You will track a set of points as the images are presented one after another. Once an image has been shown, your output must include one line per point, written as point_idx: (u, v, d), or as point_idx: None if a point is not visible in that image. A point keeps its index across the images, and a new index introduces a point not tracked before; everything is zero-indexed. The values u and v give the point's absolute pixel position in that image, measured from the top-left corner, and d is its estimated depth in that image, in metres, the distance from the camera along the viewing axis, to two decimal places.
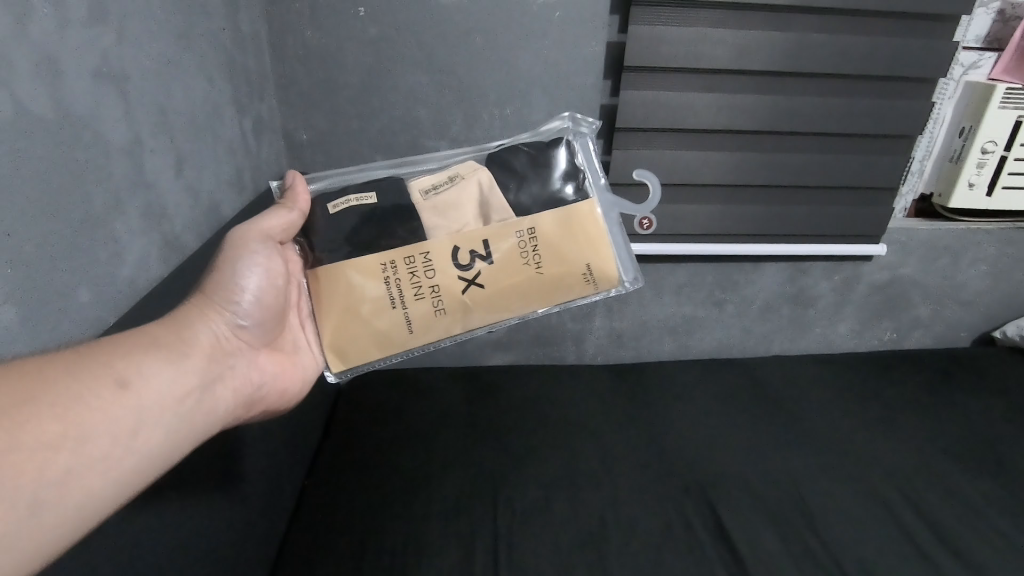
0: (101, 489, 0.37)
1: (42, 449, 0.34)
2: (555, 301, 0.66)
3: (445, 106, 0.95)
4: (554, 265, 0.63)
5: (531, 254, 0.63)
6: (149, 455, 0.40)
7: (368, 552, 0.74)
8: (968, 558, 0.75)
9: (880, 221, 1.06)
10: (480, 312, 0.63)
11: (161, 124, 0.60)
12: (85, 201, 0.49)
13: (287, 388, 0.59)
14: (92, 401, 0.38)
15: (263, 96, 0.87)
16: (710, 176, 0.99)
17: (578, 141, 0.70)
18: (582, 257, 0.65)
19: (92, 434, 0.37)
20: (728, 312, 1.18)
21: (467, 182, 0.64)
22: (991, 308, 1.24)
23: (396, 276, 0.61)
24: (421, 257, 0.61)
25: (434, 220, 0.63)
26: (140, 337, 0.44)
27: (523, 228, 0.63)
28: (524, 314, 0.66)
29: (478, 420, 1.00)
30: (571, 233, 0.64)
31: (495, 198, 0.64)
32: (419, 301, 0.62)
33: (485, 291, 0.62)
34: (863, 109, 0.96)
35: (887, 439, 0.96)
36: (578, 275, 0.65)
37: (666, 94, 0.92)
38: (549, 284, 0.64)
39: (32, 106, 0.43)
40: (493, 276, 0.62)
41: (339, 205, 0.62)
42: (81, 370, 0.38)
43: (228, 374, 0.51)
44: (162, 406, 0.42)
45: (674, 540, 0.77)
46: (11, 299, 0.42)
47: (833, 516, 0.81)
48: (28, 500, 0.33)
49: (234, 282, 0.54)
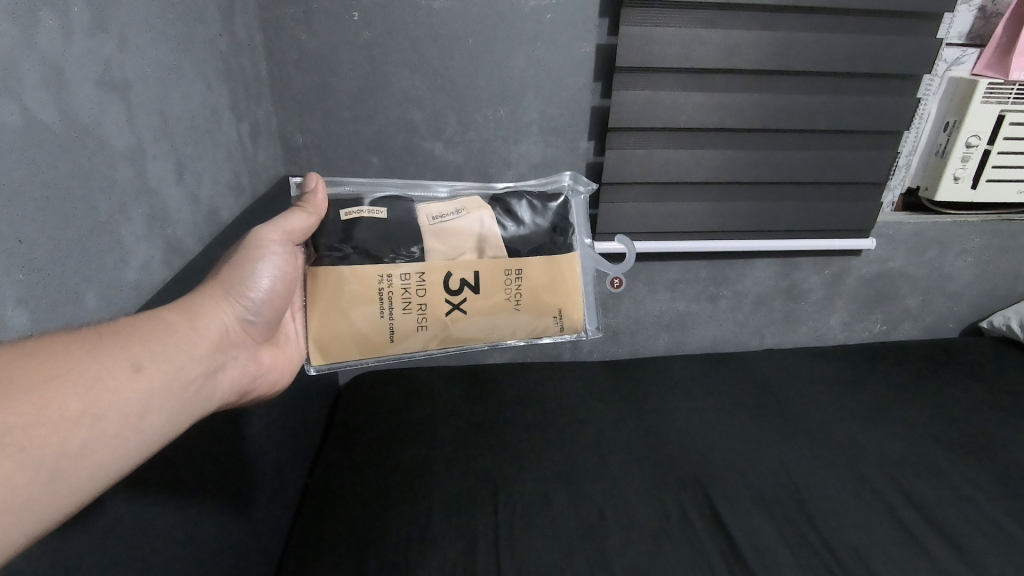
0: (113, 466, 0.38)
1: (65, 423, 0.35)
2: (524, 335, 0.69)
3: (440, 109, 0.96)
4: (531, 304, 0.67)
5: (514, 291, 0.66)
6: (156, 436, 0.41)
7: (371, 546, 0.75)
8: (957, 541, 0.77)
9: (868, 214, 1.08)
10: (456, 334, 0.66)
11: (163, 130, 0.61)
12: (91, 207, 0.50)
13: (280, 379, 0.60)
14: (110, 382, 0.39)
15: (259, 100, 0.88)
16: (701, 174, 1.01)
17: (573, 200, 0.73)
18: (557, 302, 0.68)
19: (108, 413, 0.38)
20: (722, 307, 1.20)
21: (471, 217, 0.65)
22: (978, 299, 1.27)
23: (390, 290, 0.63)
24: (416, 275, 0.63)
25: (435, 246, 0.64)
26: (155, 322, 0.45)
27: (512, 267, 0.65)
28: (493, 342, 0.69)
29: (474, 417, 1.01)
30: (552, 279, 0.68)
31: (493, 236, 0.65)
32: (406, 315, 0.63)
33: (466, 318, 0.65)
34: (850, 105, 0.98)
35: (879, 428, 0.98)
36: (549, 318, 0.69)
37: (657, 94, 0.93)
38: (522, 320, 0.67)
39: (40, 115, 0.44)
40: (477, 304, 0.65)
41: (351, 213, 0.64)
42: (101, 351, 0.39)
43: (231, 364, 0.52)
44: (170, 390, 0.43)
45: (672, 530, 0.79)
46: (22, 302, 0.43)
47: (825, 504, 0.83)
48: (49, 471, 0.34)
49: (248, 277, 0.55)
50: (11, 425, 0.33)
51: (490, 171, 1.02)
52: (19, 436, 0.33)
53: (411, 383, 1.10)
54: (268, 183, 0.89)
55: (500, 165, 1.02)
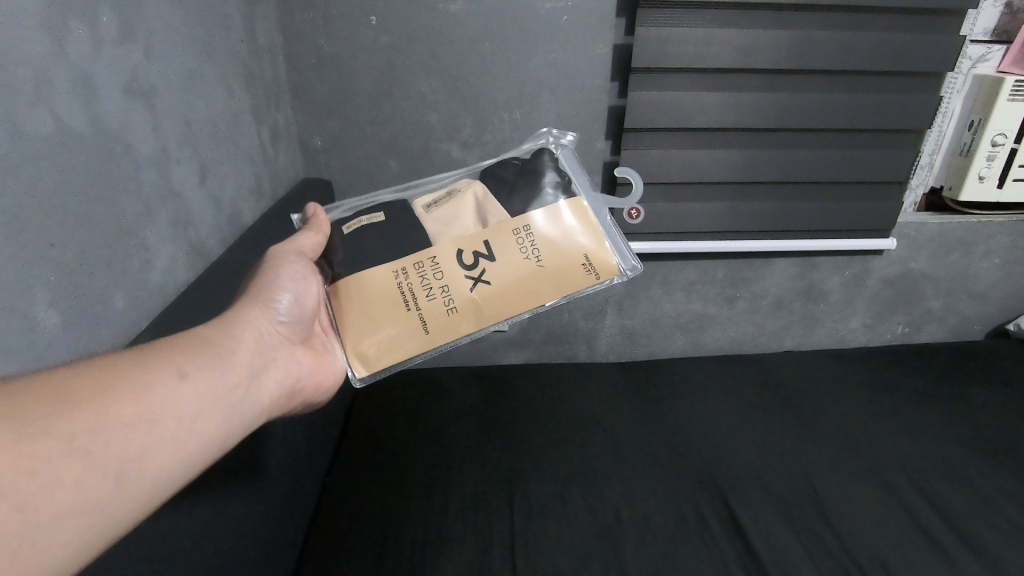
0: (173, 468, 0.39)
1: (124, 429, 0.36)
2: (561, 293, 0.65)
3: (457, 111, 0.97)
4: (553, 256, 0.64)
5: (530, 248, 0.64)
6: (211, 439, 0.42)
7: (389, 544, 0.76)
8: (982, 547, 0.76)
9: (890, 214, 1.07)
10: (491, 308, 0.63)
11: (186, 135, 0.62)
12: (119, 212, 0.51)
13: (323, 382, 0.61)
14: (161, 388, 0.40)
15: (279, 104, 0.89)
16: (718, 174, 1.00)
17: (560, 150, 0.73)
18: (579, 247, 0.64)
19: (162, 417, 0.39)
20: (740, 308, 1.19)
21: (463, 195, 0.68)
22: (1003, 300, 1.24)
23: (409, 282, 0.63)
24: (429, 261, 0.64)
25: (439, 230, 0.66)
26: (194, 335, 0.46)
27: (518, 226, 0.64)
28: (535, 310, 0.65)
29: (491, 419, 1.01)
30: (566, 227, 0.65)
31: (489, 204, 0.67)
32: (431, 300, 0.62)
33: (492, 287, 0.63)
34: (870, 104, 0.96)
35: (901, 431, 0.97)
36: (578, 268, 0.64)
37: (674, 94, 0.93)
38: (552, 276, 0.63)
39: (70, 121, 0.46)
40: (497, 271, 0.63)
41: (352, 225, 0.67)
42: (148, 361, 0.40)
43: (274, 367, 0.52)
44: (218, 393, 0.44)
45: (687, 533, 0.79)
46: (54, 304, 0.44)
47: (846, 509, 0.82)
48: (114, 475, 0.35)
49: (274, 286, 0.56)
50: (76, 431, 0.34)
51: None
52: (84, 442, 0.34)
53: (428, 383, 1.11)
54: (287, 185, 0.91)
55: None
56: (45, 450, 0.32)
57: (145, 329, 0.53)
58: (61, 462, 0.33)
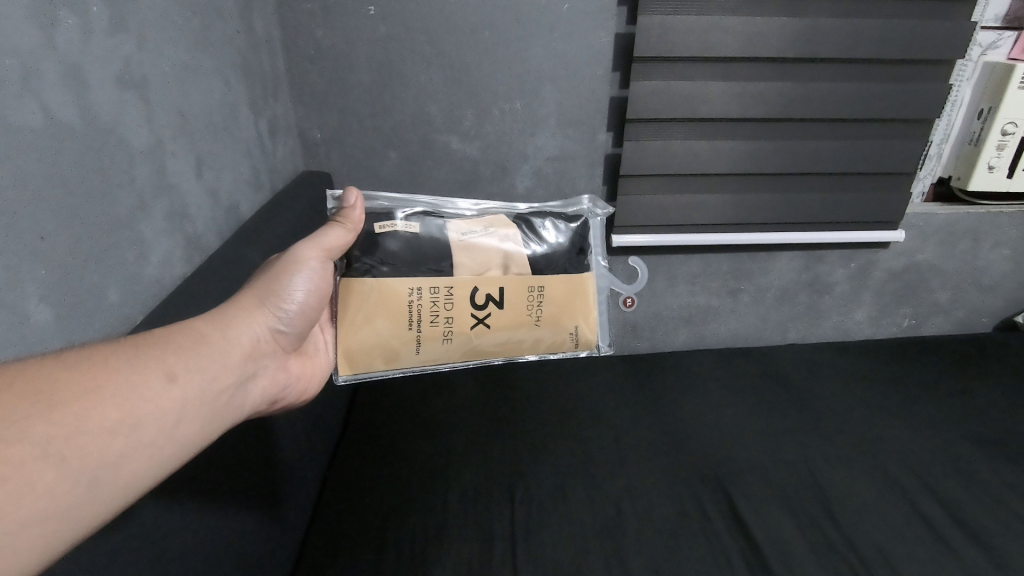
0: (147, 474, 0.39)
1: (102, 433, 0.36)
2: (542, 350, 0.71)
3: (456, 102, 0.96)
4: (551, 321, 0.69)
5: (535, 308, 0.67)
6: (189, 446, 0.42)
7: (390, 538, 0.76)
8: (987, 542, 0.75)
9: (896, 205, 1.05)
10: (479, 347, 0.68)
11: (182, 127, 0.61)
12: (112, 205, 0.50)
13: (309, 388, 0.60)
14: (147, 391, 0.39)
15: (277, 96, 0.89)
16: (721, 166, 0.99)
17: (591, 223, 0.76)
18: (575, 319, 0.70)
19: (144, 422, 0.39)
20: (744, 300, 1.18)
21: (497, 235, 0.67)
22: (1013, 292, 1.23)
23: (420, 303, 0.65)
24: (444, 289, 0.65)
25: (463, 260, 0.65)
26: (190, 332, 0.46)
27: (535, 284, 0.67)
28: (510, 356, 0.70)
29: (493, 412, 1.01)
30: (573, 298, 0.69)
31: (517, 255, 0.66)
32: (432, 327, 0.65)
33: (489, 332, 0.67)
34: (877, 92, 0.94)
35: (906, 425, 0.96)
36: (568, 336, 0.70)
37: (678, 84, 0.91)
38: (542, 337, 0.69)
39: (60, 113, 0.45)
40: (501, 319, 0.66)
41: (385, 227, 0.66)
42: (138, 361, 0.40)
43: (263, 372, 0.52)
44: (204, 398, 0.43)
45: (689, 526, 0.78)
46: (45, 299, 0.44)
47: (849, 503, 0.81)
48: (88, 480, 0.35)
49: (283, 289, 0.55)
50: (53, 435, 0.34)
51: (505, 165, 1.02)
52: (60, 447, 0.34)
53: (430, 376, 1.10)
54: (286, 178, 0.90)
55: (516, 158, 1.02)
56: (19, 455, 0.32)
57: (139, 322, 0.52)
58: (37, 468, 0.32)
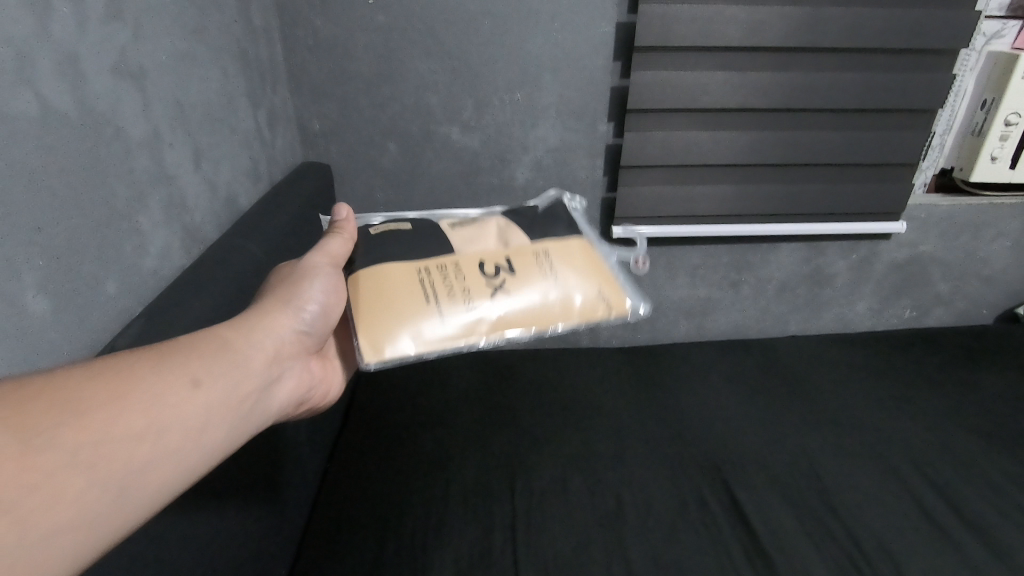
0: (174, 479, 0.39)
1: (130, 440, 0.36)
2: (576, 316, 0.64)
3: (456, 93, 0.95)
4: (571, 278, 0.65)
5: (549, 268, 0.65)
6: (215, 451, 0.42)
7: (389, 530, 0.76)
8: (986, 533, 0.75)
9: (898, 196, 1.05)
10: (508, 313, 0.62)
11: (179, 118, 0.61)
12: (109, 196, 0.50)
13: (328, 392, 0.60)
14: (173, 397, 0.39)
15: (275, 87, 0.88)
16: (722, 156, 0.98)
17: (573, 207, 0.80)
18: (595, 277, 0.66)
19: (169, 428, 0.38)
20: (744, 292, 1.18)
21: (487, 224, 0.72)
22: (1014, 283, 1.22)
23: (430, 279, 0.63)
24: (451, 265, 0.65)
25: (460, 242, 0.68)
26: (212, 338, 0.46)
27: (538, 249, 0.67)
28: (547, 328, 0.63)
29: (494, 405, 1.01)
30: (583, 257, 0.68)
31: (510, 232, 0.70)
32: (451, 298, 0.61)
33: (511, 294, 0.62)
34: (880, 83, 0.94)
35: (907, 416, 0.96)
36: (595, 296, 0.65)
37: (679, 74, 0.91)
38: (569, 295, 0.64)
39: (56, 103, 0.45)
40: (517, 281, 0.63)
41: (379, 229, 0.70)
42: (162, 367, 0.40)
43: (286, 376, 0.51)
44: (229, 403, 0.43)
45: (690, 517, 0.78)
46: (43, 290, 0.44)
47: (849, 494, 0.82)
48: (115, 487, 0.35)
49: (298, 295, 0.55)
50: (81, 443, 0.34)
51: (505, 155, 1.02)
52: (88, 454, 0.34)
53: (432, 368, 1.10)
54: (285, 170, 0.90)
55: (516, 149, 1.01)
56: (49, 464, 0.32)
57: (139, 315, 0.52)
58: (65, 476, 0.33)
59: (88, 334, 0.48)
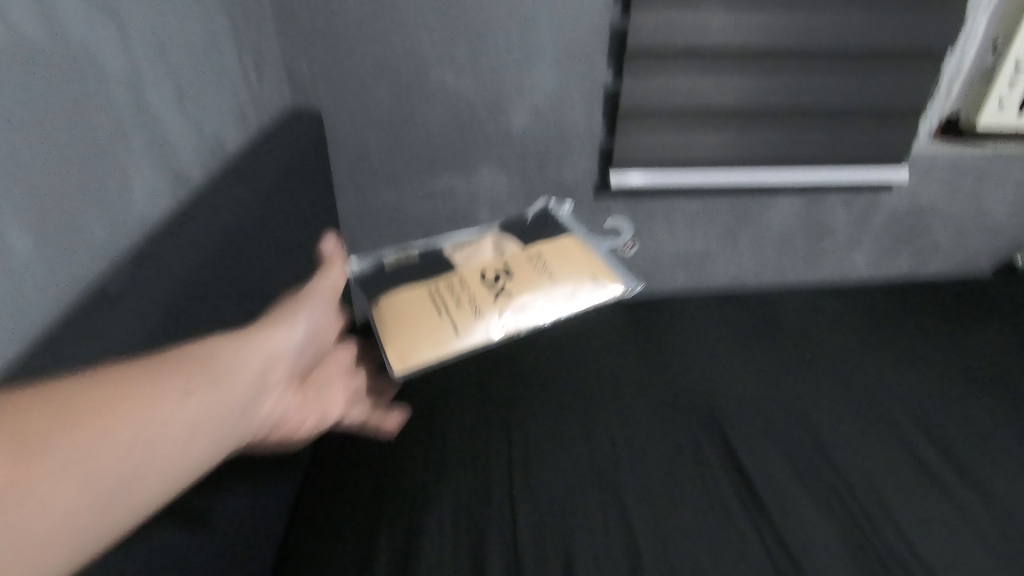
0: (158, 492, 0.39)
1: (120, 450, 0.36)
2: (578, 300, 0.71)
3: (449, 35, 0.92)
4: (564, 271, 0.73)
5: (543, 267, 0.74)
6: (201, 463, 0.42)
7: (388, 476, 0.78)
8: (973, 481, 0.78)
9: (901, 144, 1.03)
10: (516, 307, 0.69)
11: (159, 55, 0.59)
12: (89, 133, 0.48)
13: (310, 423, 0.59)
14: (163, 407, 0.40)
15: (260, 28, 0.85)
16: (721, 102, 0.96)
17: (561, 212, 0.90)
18: (586, 267, 0.74)
19: (158, 441, 0.39)
20: (742, 244, 1.17)
21: (484, 242, 0.80)
22: (1016, 234, 1.21)
23: (441, 298, 0.71)
24: (457, 279, 0.73)
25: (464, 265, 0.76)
26: (205, 349, 0.45)
27: (531, 253, 0.76)
28: (553, 317, 0.69)
29: (491, 352, 1.01)
30: (572, 254, 0.76)
31: (504, 245, 0.78)
32: (463, 305, 0.69)
33: (514, 292, 0.70)
34: (888, 23, 0.90)
35: (901, 366, 0.97)
36: (589, 279, 0.73)
37: (679, 14, 0.87)
38: (566, 284, 0.72)
39: (26, 30, 0.43)
40: (517, 282, 0.72)
41: (390, 259, 0.79)
42: (156, 379, 0.40)
43: (271, 396, 0.51)
44: (216, 416, 0.43)
45: (683, 464, 0.80)
46: (24, 226, 0.42)
47: (839, 441, 0.83)
48: (105, 496, 0.35)
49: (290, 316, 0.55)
50: (73, 454, 0.34)
51: (501, 103, 0.99)
52: (81, 465, 0.34)
53: None
54: (274, 116, 0.87)
55: (512, 96, 0.98)
56: (42, 473, 0.32)
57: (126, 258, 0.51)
58: (57, 484, 0.33)
59: (75, 274, 0.47)
